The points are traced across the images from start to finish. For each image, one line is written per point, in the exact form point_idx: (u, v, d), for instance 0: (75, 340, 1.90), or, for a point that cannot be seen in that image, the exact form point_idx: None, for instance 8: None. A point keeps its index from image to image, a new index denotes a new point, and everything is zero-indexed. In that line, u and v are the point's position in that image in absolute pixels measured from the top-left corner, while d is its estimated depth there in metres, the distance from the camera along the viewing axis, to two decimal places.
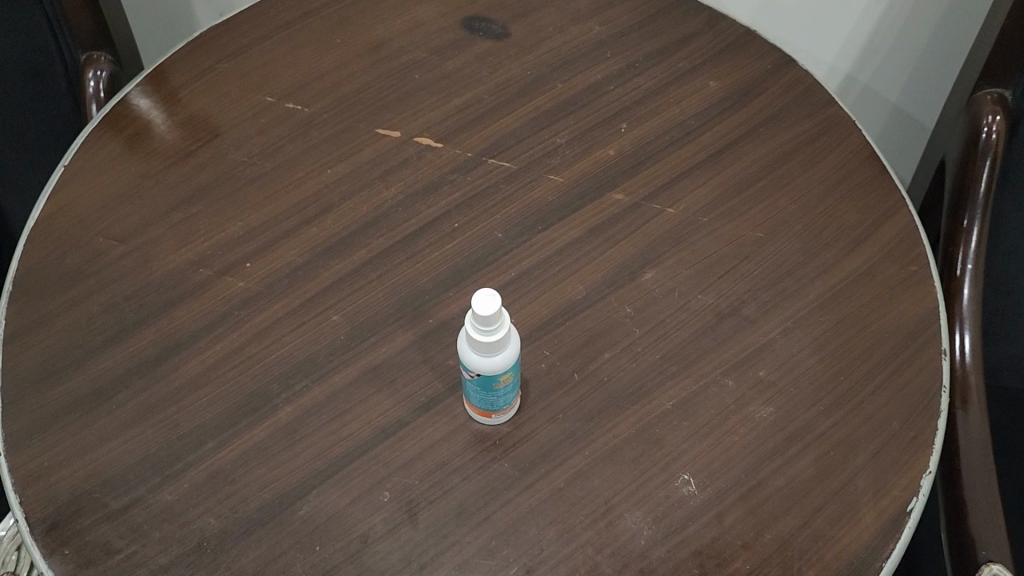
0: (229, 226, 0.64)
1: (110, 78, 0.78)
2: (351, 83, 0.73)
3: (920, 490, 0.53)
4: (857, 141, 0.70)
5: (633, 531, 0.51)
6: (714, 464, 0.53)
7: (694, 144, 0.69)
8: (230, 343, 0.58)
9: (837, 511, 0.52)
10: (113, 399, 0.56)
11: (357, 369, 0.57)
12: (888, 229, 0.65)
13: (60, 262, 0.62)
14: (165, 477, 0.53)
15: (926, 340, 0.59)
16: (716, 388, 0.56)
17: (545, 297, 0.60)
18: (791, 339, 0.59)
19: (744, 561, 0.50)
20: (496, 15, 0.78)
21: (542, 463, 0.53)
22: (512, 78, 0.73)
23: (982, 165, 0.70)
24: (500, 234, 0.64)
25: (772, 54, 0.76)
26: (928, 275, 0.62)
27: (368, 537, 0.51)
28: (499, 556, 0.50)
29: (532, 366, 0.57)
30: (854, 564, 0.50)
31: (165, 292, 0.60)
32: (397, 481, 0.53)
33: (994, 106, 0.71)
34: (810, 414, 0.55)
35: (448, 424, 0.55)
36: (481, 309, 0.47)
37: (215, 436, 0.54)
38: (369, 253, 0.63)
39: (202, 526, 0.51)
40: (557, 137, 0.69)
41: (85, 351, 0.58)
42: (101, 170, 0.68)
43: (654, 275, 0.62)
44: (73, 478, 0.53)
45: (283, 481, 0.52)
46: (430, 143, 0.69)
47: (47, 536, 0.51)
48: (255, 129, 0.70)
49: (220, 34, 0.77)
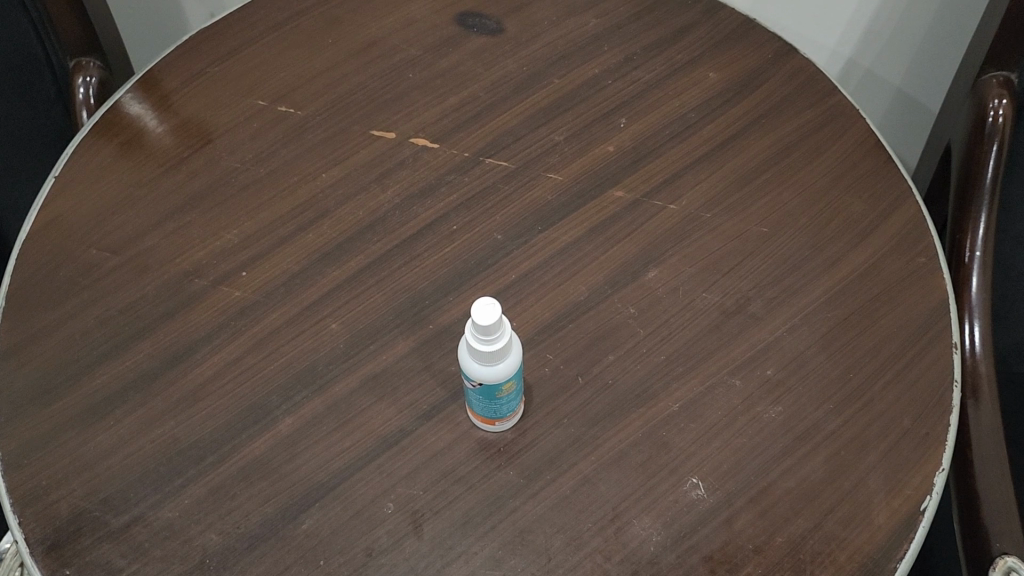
0: (223, 234, 0.63)
1: (99, 83, 0.77)
2: (344, 84, 0.72)
3: (933, 488, 0.52)
4: (860, 129, 0.69)
5: (642, 537, 0.50)
6: (723, 467, 0.52)
7: (695, 137, 0.68)
8: (229, 354, 0.57)
9: (850, 512, 0.51)
10: (110, 415, 0.55)
11: (358, 379, 0.56)
12: (895, 220, 0.63)
13: (54, 274, 0.61)
14: (166, 494, 0.52)
15: (937, 333, 0.58)
16: (723, 388, 0.55)
17: (547, 299, 0.59)
18: (798, 335, 0.58)
19: (756, 566, 0.49)
20: (490, 10, 0.77)
21: (547, 470, 0.53)
22: (508, 74, 0.72)
23: (989, 149, 0.69)
24: (499, 236, 0.63)
25: (773, 44, 0.74)
26: (937, 266, 0.61)
27: (374, 550, 0.50)
28: (507, 567, 0.49)
29: (534, 371, 0.56)
30: (869, 566, 0.49)
31: (161, 303, 0.59)
32: (401, 491, 0.52)
33: (1000, 90, 0.70)
34: (820, 413, 0.54)
35: (452, 432, 0.54)
36: (481, 318, 0.46)
37: (215, 451, 0.53)
38: (367, 258, 0.62)
39: (204, 543, 0.50)
40: (556, 134, 0.68)
41: (81, 367, 0.57)
42: (94, 178, 0.67)
43: (657, 273, 0.61)
44: (72, 497, 0.52)
45: (286, 495, 0.52)
46: (426, 143, 0.68)
47: (47, 557, 0.50)
48: (249, 133, 0.69)
49: (211, 36, 0.76)
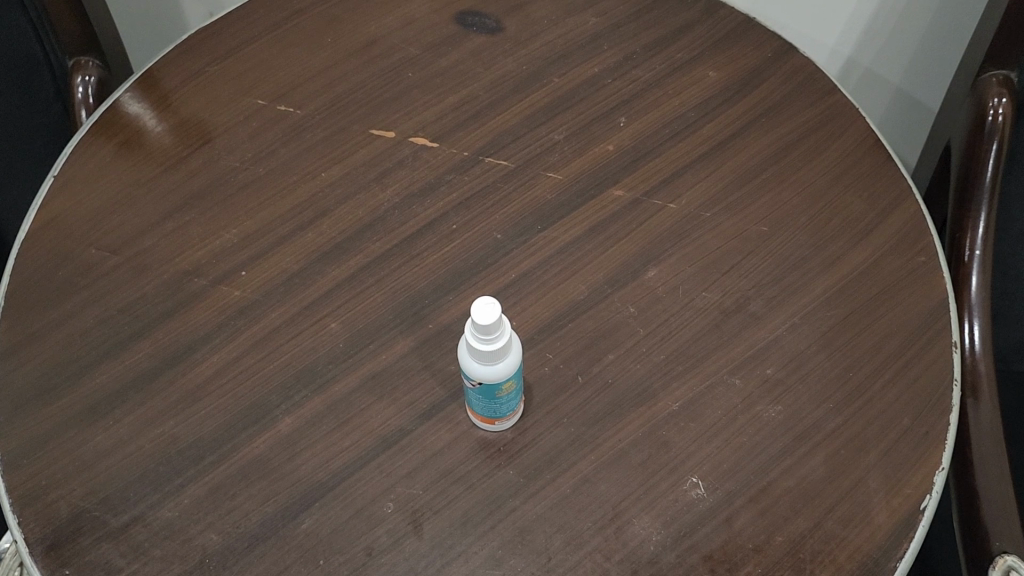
0: (223, 233, 0.63)
1: (98, 82, 0.76)
2: (344, 83, 0.72)
3: (933, 487, 0.52)
4: (860, 128, 0.69)
5: (642, 537, 0.50)
6: (722, 466, 0.52)
7: (694, 136, 0.68)
8: (229, 353, 0.57)
9: (849, 511, 0.51)
10: (110, 415, 0.55)
11: (357, 378, 0.56)
12: (895, 219, 0.63)
13: (54, 274, 0.61)
14: (165, 494, 0.52)
15: (937, 332, 0.58)
16: (723, 388, 0.55)
17: (546, 298, 0.59)
18: (798, 335, 0.58)
19: (756, 565, 0.49)
20: (489, 9, 0.77)
21: (547, 469, 0.52)
22: (508, 73, 0.72)
23: (989, 148, 0.69)
24: (498, 235, 0.63)
25: (773, 43, 0.74)
26: (937, 265, 0.61)
27: (373, 550, 0.50)
28: (507, 566, 0.49)
29: (534, 370, 0.56)
30: (869, 565, 0.49)
31: (160, 303, 0.59)
32: (401, 491, 0.52)
33: (999, 88, 0.70)
34: (820, 412, 0.54)
35: (451, 432, 0.54)
36: (481, 318, 0.46)
37: (214, 450, 0.53)
38: (366, 257, 0.62)
39: (204, 543, 0.50)
40: (555, 133, 0.68)
41: (80, 366, 0.57)
42: (93, 178, 0.66)
43: (657, 273, 0.61)
44: (72, 497, 0.52)
45: (285, 494, 0.52)
46: (425, 143, 0.68)
47: (46, 557, 0.50)
48: (248, 132, 0.69)
49: (211, 35, 0.76)
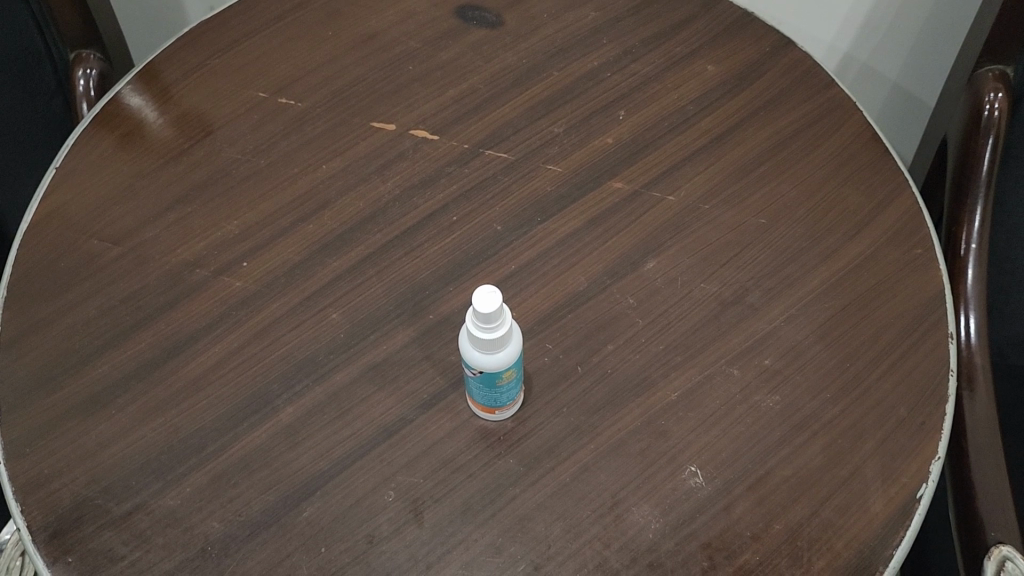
0: (224, 224, 0.63)
1: (99, 75, 0.77)
2: (345, 76, 0.72)
3: (929, 476, 0.52)
4: (857, 122, 0.69)
5: (641, 525, 0.51)
6: (721, 456, 0.53)
7: (693, 130, 0.68)
8: (230, 344, 0.57)
9: (846, 499, 0.51)
10: (111, 405, 0.55)
11: (358, 368, 0.56)
12: (892, 211, 0.64)
13: (56, 264, 0.61)
14: (167, 482, 0.52)
15: (933, 323, 0.58)
16: (721, 378, 0.56)
17: (546, 290, 0.60)
18: (796, 326, 0.58)
19: (753, 553, 0.50)
20: (489, 3, 0.77)
21: (547, 458, 0.53)
22: (507, 67, 0.72)
23: (985, 143, 0.70)
24: (498, 227, 0.63)
25: (770, 37, 0.75)
26: (934, 257, 0.62)
27: (374, 538, 0.50)
28: (507, 554, 0.50)
29: (533, 360, 0.57)
30: (865, 553, 0.50)
31: (162, 294, 0.60)
32: (402, 479, 0.52)
33: (996, 83, 0.71)
34: (817, 403, 0.55)
35: (452, 421, 0.54)
36: (482, 306, 0.46)
37: (216, 439, 0.54)
38: (367, 249, 0.62)
39: (206, 530, 0.51)
40: (555, 126, 0.68)
41: (82, 356, 0.57)
42: (93, 170, 0.67)
43: (655, 265, 0.61)
44: (74, 485, 0.52)
45: (287, 483, 0.52)
46: (426, 135, 0.68)
47: (49, 545, 0.50)
48: (250, 124, 0.69)
49: (212, 28, 0.76)
